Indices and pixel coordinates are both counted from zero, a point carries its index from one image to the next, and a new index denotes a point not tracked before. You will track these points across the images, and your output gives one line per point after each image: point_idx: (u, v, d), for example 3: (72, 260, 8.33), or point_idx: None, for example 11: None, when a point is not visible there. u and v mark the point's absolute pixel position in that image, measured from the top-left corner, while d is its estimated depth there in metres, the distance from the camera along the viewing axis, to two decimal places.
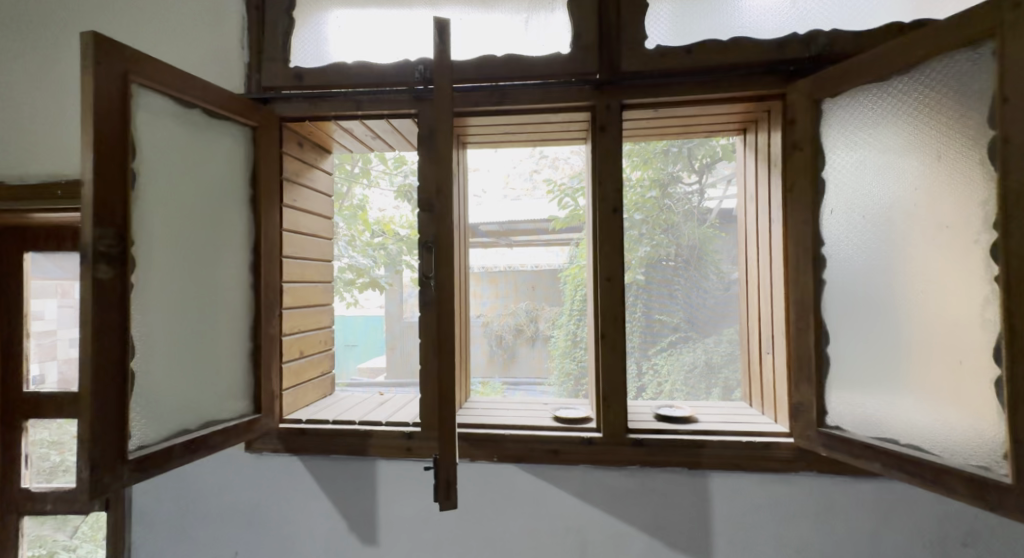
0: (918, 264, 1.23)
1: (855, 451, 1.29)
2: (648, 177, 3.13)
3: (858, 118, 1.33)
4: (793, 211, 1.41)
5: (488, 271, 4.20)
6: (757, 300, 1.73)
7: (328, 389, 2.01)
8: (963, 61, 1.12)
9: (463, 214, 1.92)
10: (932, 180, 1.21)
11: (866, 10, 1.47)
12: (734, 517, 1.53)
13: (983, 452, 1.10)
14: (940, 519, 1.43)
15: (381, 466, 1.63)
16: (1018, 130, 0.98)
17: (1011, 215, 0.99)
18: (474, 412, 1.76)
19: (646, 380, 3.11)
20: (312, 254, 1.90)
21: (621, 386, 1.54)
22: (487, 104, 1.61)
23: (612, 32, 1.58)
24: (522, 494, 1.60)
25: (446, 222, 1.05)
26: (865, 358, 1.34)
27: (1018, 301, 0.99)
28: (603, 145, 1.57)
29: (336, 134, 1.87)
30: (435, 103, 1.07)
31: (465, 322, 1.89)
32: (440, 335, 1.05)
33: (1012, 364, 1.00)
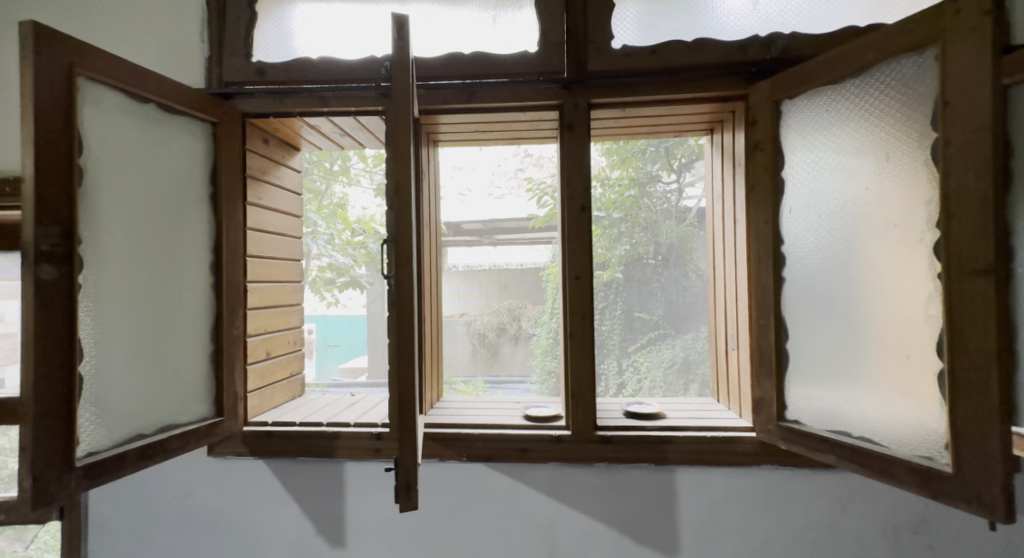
0: (868, 261, 1.27)
1: (813, 443, 1.34)
2: (627, 176, 3.21)
3: (814, 120, 1.37)
4: (756, 211, 1.45)
5: (471, 270, 4.23)
6: (725, 298, 1.77)
7: (298, 390, 1.97)
8: (909, 66, 1.16)
9: (434, 212, 1.90)
10: (880, 181, 1.24)
11: (824, 14, 1.51)
12: (699, 510, 1.55)
13: (927, 442, 1.15)
14: (894, 508, 1.49)
15: (349, 468, 1.60)
16: (958, 132, 1.02)
17: (953, 214, 1.03)
18: (445, 411, 1.75)
19: (627, 377, 3.20)
20: (280, 253, 1.86)
21: (590, 384, 1.55)
22: (456, 102, 1.59)
23: (579, 31, 1.58)
24: (492, 493, 1.60)
25: (406, 220, 1.04)
26: (822, 353, 1.38)
27: (958, 297, 1.03)
28: (571, 144, 1.58)
29: (304, 130, 1.83)
30: (394, 98, 1.05)
31: (437, 320, 1.88)
32: (401, 335, 1.03)
33: (953, 356, 1.04)
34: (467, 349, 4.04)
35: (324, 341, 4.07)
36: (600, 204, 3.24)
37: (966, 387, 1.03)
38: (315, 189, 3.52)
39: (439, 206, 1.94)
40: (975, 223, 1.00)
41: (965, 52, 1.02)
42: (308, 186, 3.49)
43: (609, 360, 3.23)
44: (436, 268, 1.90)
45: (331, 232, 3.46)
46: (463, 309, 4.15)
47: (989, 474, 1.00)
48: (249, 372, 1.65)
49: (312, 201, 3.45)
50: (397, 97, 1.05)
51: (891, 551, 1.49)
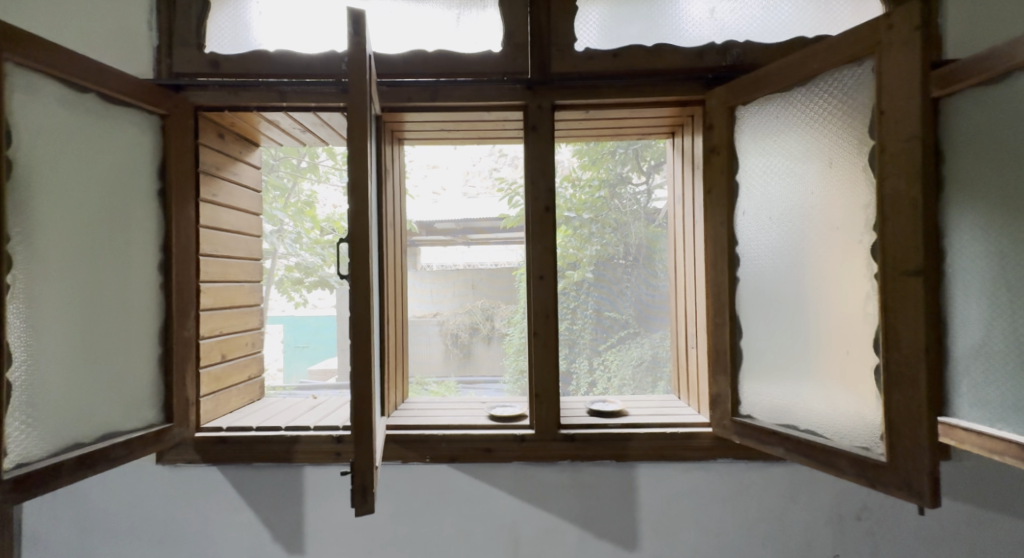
0: (812, 261, 1.33)
1: (763, 436, 1.39)
2: (597, 178, 3.27)
3: (766, 125, 1.42)
4: (711, 213, 1.50)
5: (445, 269, 4.18)
6: (685, 297, 1.83)
7: (256, 394, 1.91)
8: (850, 75, 1.22)
9: (399, 210, 1.89)
10: (824, 185, 1.30)
11: (775, 25, 1.56)
12: (659, 505, 1.59)
13: (864, 433, 1.22)
14: (840, 496, 1.56)
15: (308, 473, 1.56)
16: (892, 140, 1.08)
17: (888, 218, 1.09)
18: (409, 413, 1.74)
19: (597, 375, 3.33)
20: (237, 252, 1.80)
21: (554, 383, 1.57)
22: (419, 100, 1.58)
23: (543, 33, 1.59)
24: (455, 493, 1.59)
25: (364, 219, 1.01)
26: (772, 350, 1.43)
27: (892, 296, 1.10)
28: (535, 144, 1.59)
29: (262, 126, 1.76)
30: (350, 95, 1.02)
31: (401, 320, 1.86)
32: (358, 335, 1.01)
33: (887, 352, 1.11)
34: (440, 347, 4.03)
35: (292, 342, 3.90)
36: (570, 205, 3.26)
37: (898, 380, 1.09)
38: (281, 186, 3.36)
39: (404, 205, 1.93)
40: (907, 226, 1.06)
41: (898, 63, 1.08)
42: (274, 183, 3.32)
43: (581, 360, 3.35)
44: (400, 267, 1.88)
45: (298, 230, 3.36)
46: (436, 309, 4.11)
47: (917, 462, 1.06)
48: (203, 376, 1.59)
49: (278, 198, 3.33)
50: (353, 92, 1.03)
51: (836, 539, 1.56)
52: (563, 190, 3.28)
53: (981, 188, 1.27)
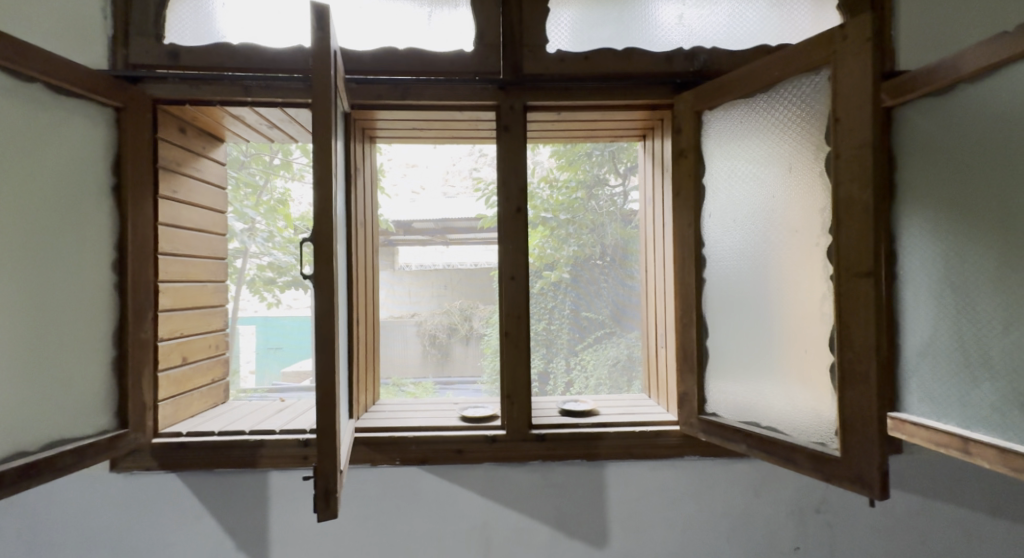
0: (773, 263, 1.37)
1: (727, 433, 1.43)
2: (575, 179, 3.32)
3: (731, 130, 1.46)
4: (679, 216, 1.53)
5: (423, 269, 4.20)
6: (656, 298, 1.86)
7: (221, 397, 1.86)
8: (808, 83, 1.26)
9: (370, 210, 1.86)
10: (784, 188, 1.34)
11: (741, 32, 1.60)
12: (628, 502, 1.61)
13: (821, 429, 1.26)
14: (801, 490, 1.61)
15: (273, 478, 1.52)
16: (846, 147, 1.13)
17: (843, 221, 1.14)
18: (379, 415, 1.72)
19: (574, 375, 3.30)
20: (200, 251, 1.74)
21: (526, 382, 1.57)
22: (390, 98, 1.56)
23: (515, 33, 1.59)
24: (425, 496, 1.58)
25: (329, 218, 0.99)
26: (736, 350, 1.47)
27: (846, 297, 1.14)
28: (507, 145, 1.59)
29: (227, 122, 1.70)
30: (315, 91, 0.99)
31: (372, 321, 1.84)
32: (323, 337, 0.99)
33: (842, 350, 1.15)
34: (418, 348, 4.03)
35: (264, 344, 3.76)
36: (548, 206, 3.29)
37: (852, 378, 1.14)
38: (253, 182, 3.25)
39: (376, 205, 1.90)
40: (859, 230, 1.11)
41: (852, 73, 1.12)
42: (245, 179, 3.20)
43: (558, 360, 3.32)
44: (372, 267, 1.85)
45: (271, 229, 3.29)
46: (413, 310, 4.11)
47: (868, 456, 1.11)
48: (162, 380, 1.53)
49: (250, 196, 3.25)
50: (317, 88, 1.00)
51: (797, 532, 1.61)
52: (541, 191, 3.32)
53: (929, 194, 1.33)
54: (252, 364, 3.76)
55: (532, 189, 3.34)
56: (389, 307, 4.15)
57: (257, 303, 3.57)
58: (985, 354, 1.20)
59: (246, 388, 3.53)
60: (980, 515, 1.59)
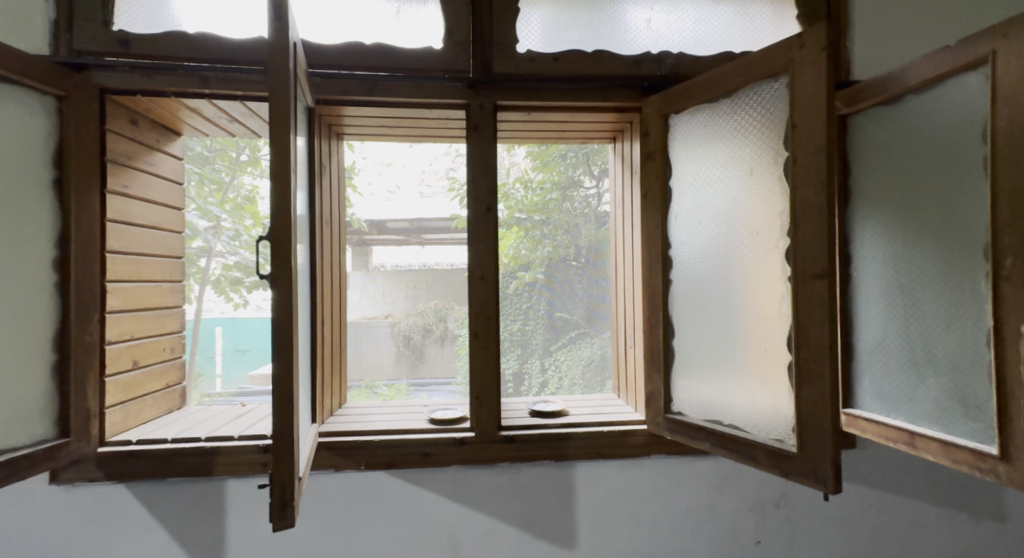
0: (734, 265, 1.40)
1: (692, 432, 1.45)
2: (549, 180, 3.33)
3: (696, 133, 1.48)
4: (646, 217, 1.56)
5: (398, 270, 4.23)
6: (625, 298, 1.88)
7: (177, 402, 1.78)
8: (767, 89, 1.29)
9: (337, 209, 1.82)
10: (745, 191, 1.37)
11: (706, 39, 1.63)
12: (595, 502, 1.62)
13: (779, 426, 1.30)
14: (761, 486, 1.65)
15: (230, 486, 1.47)
16: (803, 152, 1.16)
17: (800, 224, 1.17)
18: (346, 418, 1.68)
19: (549, 376, 3.35)
20: (153, 249, 1.66)
21: (495, 383, 1.56)
22: (357, 94, 1.53)
23: (484, 33, 1.59)
24: (392, 500, 1.56)
25: (287, 215, 0.96)
26: (699, 350, 1.50)
27: (803, 298, 1.17)
28: (477, 144, 1.58)
29: (185, 115, 1.64)
30: (272, 85, 0.95)
31: (339, 323, 1.80)
32: (281, 340, 0.96)
33: (799, 350, 1.18)
34: (392, 350, 3.96)
35: (231, 346, 3.64)
36: (522, 207, 3.32)
37: (809, 377, 1.17)
38: (219, 180, 3.09)
39: (343, 204, 1.86)
40: (815, 233, 1.14)
41: (808, 81, 1.16)
42: (210, 175, 3.04)
43: (533, 360, 3.35)
44: (338, 267, 1.81)
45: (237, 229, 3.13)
46: (388, 310, 4.15)
47: (822, 451, 1.15)
48: (111, 385, 1.46)
49: (214, 193, 3.10)
50: (274, 80, 0.96)
51: (758, 527, 1.65)
52: (515, 192, 3.34)
53: (878, 199, 1.39)
54: (217, 367, 3.64)
55: (506, 189, 3.34)
56: (364, 307, 4.17)
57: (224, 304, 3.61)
58: (930, 353, 1.26)
59: (213, 393, 3.48)
60: (926, 505, 1.66)
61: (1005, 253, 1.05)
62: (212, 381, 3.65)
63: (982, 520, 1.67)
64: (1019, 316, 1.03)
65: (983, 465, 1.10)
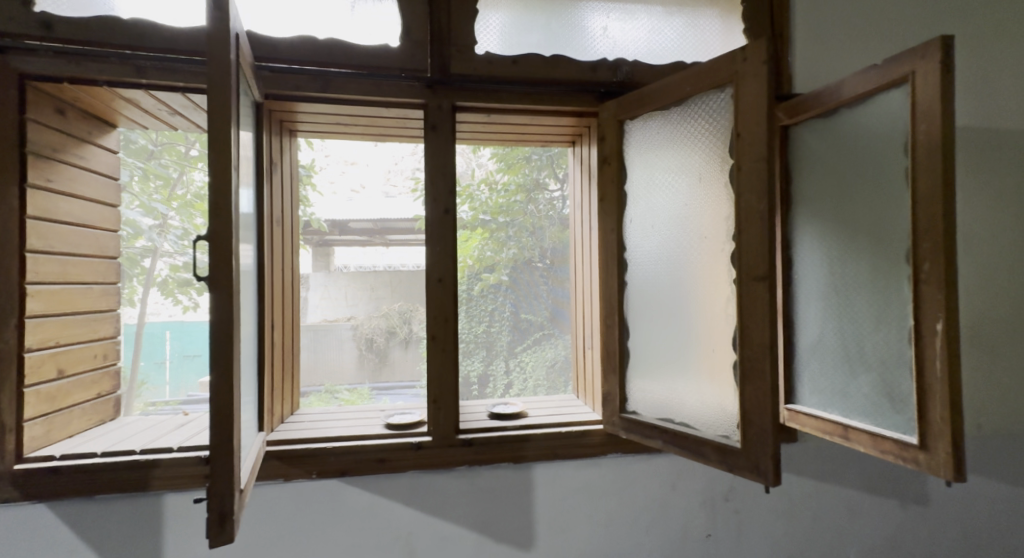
0: (685, 268, 1.44)
1: (646, 431, 1.48)
2: (515, 182, 3.27)
3: (650, 140, 1.51)
4: (603, 220, 1.58)
5: (362, 270, 4.13)
6: (583, 299, 1.90)
7: (111, 413, 1.68)
8: (714, 99, 1.34)
9: (291, 207, 1.76)
10: (695, 197, 1.41)
11: (660, 48, 1.68)
12: (552, 503, 1.63)
13: (725, 422, 1.35)
14: (712, 481, 1.70)
15: (168, 501, 1.39)
16: (746, 160, 1.21)
17: (743, 229, 1.22)
18: (298, 425, 1.62)
19: (514, 378, 3.40)
20: (81, 248, 1.55)
21: (453, 387, 1.55)
22: (309, 90, 1.49)
23: (442, 33, 1.57)
24: (346, 508, 1.51)
25: (225, 214, 0.91)
26: (652, 351, 1.53)
27: (746, 300, 1.22)
28: (434, 145, 1.56)
29: (121, 107, 1.53)
30: (209, 76, 0.91)
31: (292, 327, 1.74)
32: (219, 345, 0.91)
33: (743, 349, 1.23)
34: (353, 355, 3.93)
35: (179, 351, 3.38)
36: (486, 208, 3.28)
37: (752, 374, 1.22)
38: (166, 175, 2.94)
39: (297, 204, 1.80)
40: (757, 238, 1.19)
41: (752, 92, 1.21)
42: (155, 171, 2.86)
43: (498, 362, 3.42)
44: (291, 268, 1.75)
45: (186, 226, 3.01)
46: (351, 312, 4.05)
47: (763, 446, 1.20)
48: (32, 395, 1.35)
49: (161, 189, 2.94)
50: (212, 72, 0.91)
51: (709, 521, 1.70)
52: (480, 193, 3.29)
53: (817, 206, 1.46)
54: (166, 373, 3.35)
55: (470, 191, 3.29)
56: (325, 311, 4.06)
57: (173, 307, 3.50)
58: (860, 351, 1.34)
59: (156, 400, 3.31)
60: (862, 494, 1.75)
61: (923, 258, 1.12)
62: (157, 389, 3.30)
63: (907, 506, 1.78)
64: (936, 316, 1.10)
65: (905, 454, 1.18)
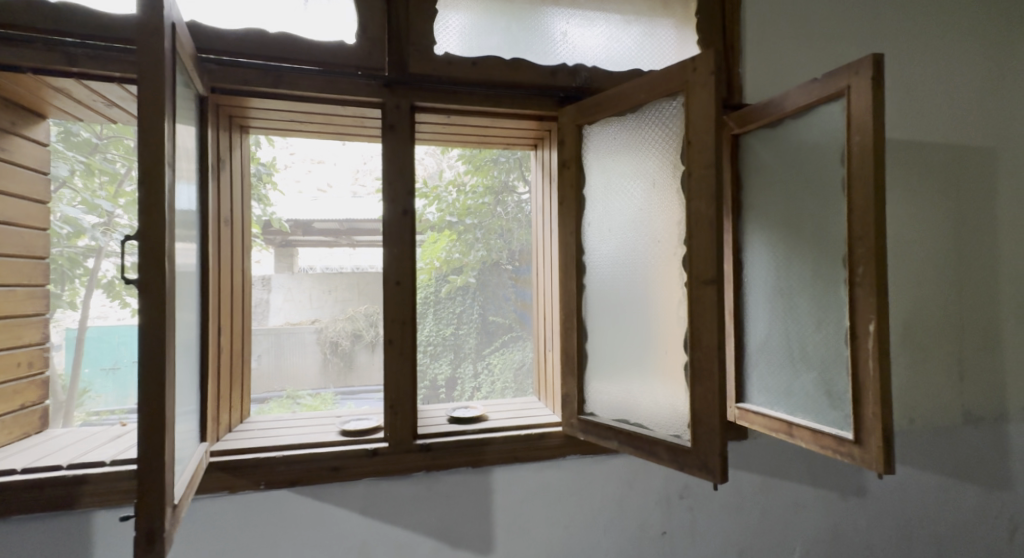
0: (640, 271, 1.46)
1: (602, 432, 1.50)
2: (482, 184, 3.23)
3: (607, 144, 1.53)
4: (562, 223, 1.59)
5: (327, 271, 4.09)
6: (544, 302, 1.91)
7: (38, 424, 1.57)
8: (667, 107, 1.37)
9: (243, 206, 1.70)
10: (649, 202, 1.44)
11: (620, 56, 1.70)
12: (510, 506, 1.62)
13: (678, 422, 1.38)
14: (668, 479, 1.74)
15: (99, 518, 1.30)
16: (696, 167, 1.24)
17: (693, 233, 1.25)
18: (247, 434, 1.56)
19: (481, 380, 3.39)
20: (4, 248, 1.44)
21: (411, 391, 1.52)
22: (259, 85, 1.43)
23: (400, 32, 1.55)
24: (297, 518, 1.46)
25: (158, 213, 0.86)
26: (610, 353, 1.54)
27: (696, 303, 1.25)
28: (391, 145, 1.53)
29: (50, 97, 1.43)
30: (138, 65, 0.86)
31: (244, 331, 1.66)
32: (150, 352, 0.86)
33: (693, 350, 1.26)
34: (317, 359, 3.86)
35: (128, 357, 3.07)
36: (453, 210, 3.21)
37: (701, 375, 1.25)
38: (112, 171, 2.70)
39: (249, 203, 1.73)
40: (706, 242, 1.22)
41: (702, 101, 1.24)
42: (100, 167, 2.62)
43: (466, 365, 3.43)
44: (244, 269, 1.68)
45: (132, 225, 2.78)
46: (315, 315, 4.01)
47: (712, 445, 1.24)
48: None
49: (106, 185, 2.74)
50: (143, 61, 0.86)
51: (664, 519, 1.73)
52: (447, 195, 3.22)
53: (764, 212, 1.51)
54: (113, 381, 3.03)
55: (438, 192, 3.23)
56: (289, 311, 4.01)
57: (122, 310, 3.17)
58: (803, 351, 1.39)
59: (99, 409, 2.98)
60: (807, 488, 1.83)
61: (858, 263, 1.18)
62: (104, 396, 3.01)
63: (848, 497, 1.87)
64: (868, 318, 1.17)
65: (842, 449, 1.24)
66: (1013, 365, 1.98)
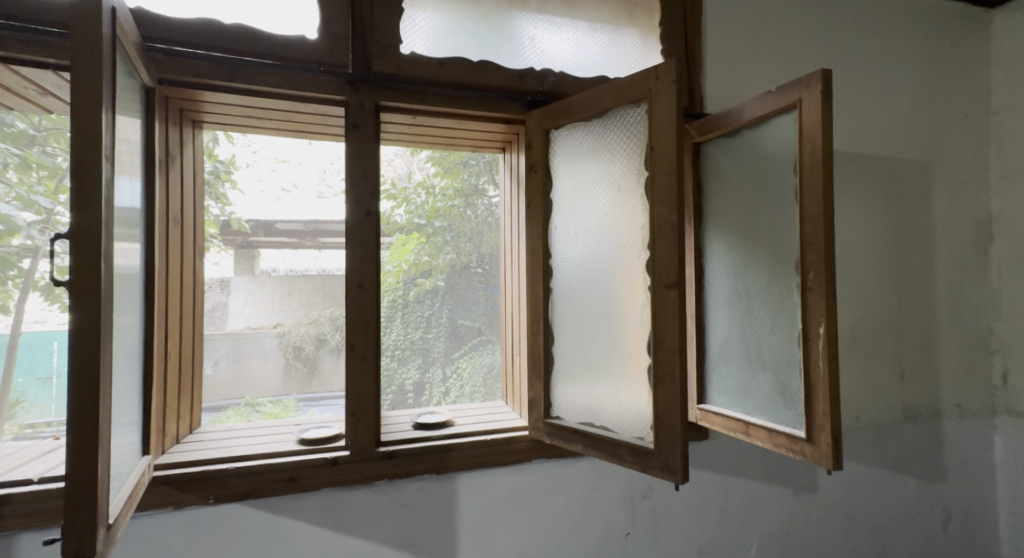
0: (605, 275, 1.47)
1: (567, 435, 1.49)
2: (452, 187, 3.20)
3: (574, 149, 1.53)
4: (529, 226, 1.58)
5: (291, 274, 3.98)
6: (512, 305, 1.89)
7: None
8: (631, 113, 1.39)
9: (195, 202, 1.61)
10: (614, 207, 1.44)
11: (587, 62, 1.71)
12: (475, 512, 1.59)
13: (641, 424, 1.39)
14: (632, 480, 1.75)
15: (25, 541, 1.21)
16: (659, 173, 1.25)
17: (656, 238, 1.26)
18: (197, 444, 1.48)
19: (450, 385, 3.34)
20: None
21: (373, 398, 1.48)
22: (212, 78, 1.37)
23: (365, 29, 1.51)
24: (249, 531, 1.39)
25: (91, 207, 0.80)
26: (575, 356, 1.54)
27: (658, 306, 1.26)
28: (354, 143, 1.48)
29: None
30: (71, 47, 0.80)
31: (196, 336, 1.58)
32: (81, 357, 0.80)
33: (656, 353, 1.27)
34: (279, 364, 3.77)
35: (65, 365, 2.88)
36: (423, 212, 3.16)
37: (663, 377, 1.26)
38: (52, 165, 2.50)
39: (202, 200, 1.65)
40: (668, 246, 1.23)
41: (665, 109, 1.26)
42: (37, 160, 2.43)
43: (435, 370, 3.36)
44: (196, 271, 1.60)
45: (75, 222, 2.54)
46: (277, 319, 3.89)
47: (673, 446, 1.25)
48: None
49: (45, 179, 2.50)
50: (77, 43, 0.80)
51: (628, 520, 1.74)
52: (416, 196, 3.17)
53: (724, 216, 1.54)
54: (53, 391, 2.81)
55: (406, 193, 3.17)
56: (248, 317, 3.86)
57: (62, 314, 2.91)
58: (759, 353, 1.42)
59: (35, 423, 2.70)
60: (765, 485, 1.88)
61: (810, 267, 1.22)
62: (41, 407, 2.78)
63: (802, 494, 1.93)
64: (820, 319, 1.21)
65: (795, 447, 1.27)
66: (949, 363, 2.09)
